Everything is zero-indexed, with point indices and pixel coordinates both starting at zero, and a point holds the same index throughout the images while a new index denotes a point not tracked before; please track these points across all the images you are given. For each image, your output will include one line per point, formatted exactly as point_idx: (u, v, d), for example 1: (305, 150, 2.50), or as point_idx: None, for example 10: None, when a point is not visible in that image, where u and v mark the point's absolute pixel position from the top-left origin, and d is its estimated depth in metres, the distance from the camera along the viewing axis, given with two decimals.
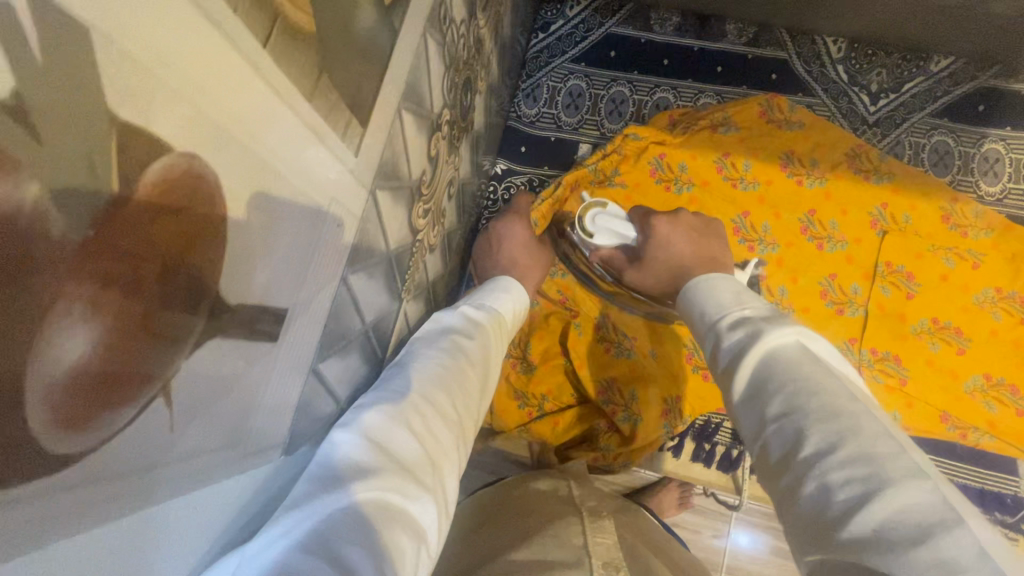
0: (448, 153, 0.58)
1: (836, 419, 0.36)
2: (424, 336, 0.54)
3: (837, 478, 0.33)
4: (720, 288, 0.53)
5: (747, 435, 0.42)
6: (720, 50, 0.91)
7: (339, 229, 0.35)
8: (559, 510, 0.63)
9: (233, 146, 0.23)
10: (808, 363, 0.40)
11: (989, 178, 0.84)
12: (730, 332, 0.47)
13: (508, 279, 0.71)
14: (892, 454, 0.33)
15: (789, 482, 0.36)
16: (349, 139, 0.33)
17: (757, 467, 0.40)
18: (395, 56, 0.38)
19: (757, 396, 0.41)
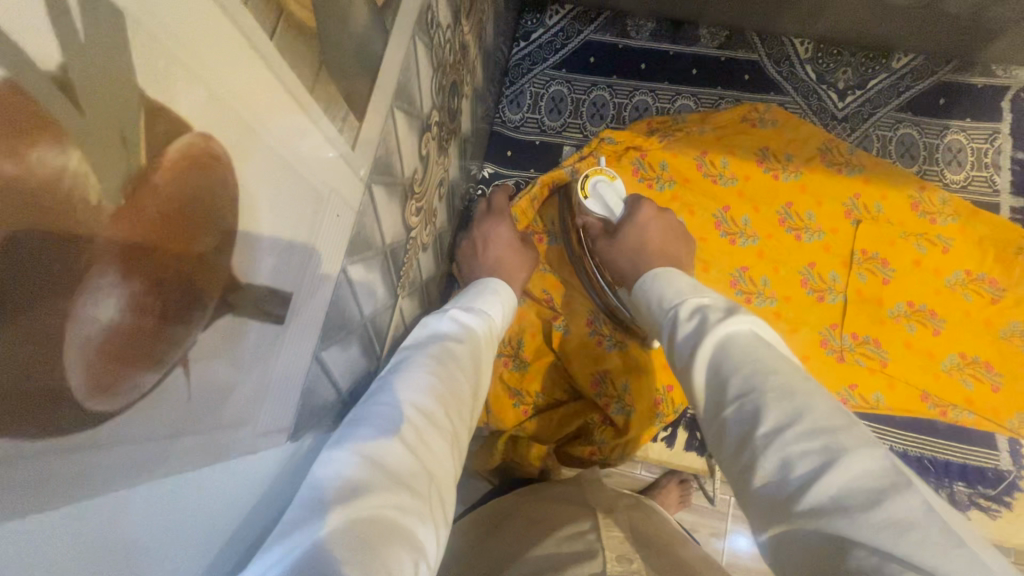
0: (438, 154, 0.60)
1: (790, 398, 0.38)
2: (413, 345, 0.53)
3: (796, 450, 0.35)
4: (677, 283, 0.57)
5: (707, 414, 0.44)
6: (694, 53, 0.94)
7: (338, 219, 0.37)
8: (574, 510, 0.66)
9: (243, 129, 0.25)
10: (758, 346, 0.44)
11: (954, 167, 0.88)
12: (686, 321, 0.50)
13: (496, 281, 0.71)
14: (842, 426, 0.36)
15: (746, 459, 0.38)
16: (347, 132, 0.35)
17: (714, 447, 0.42)
18: (388, 55, 0.40)
19: (716, 377, 0.44)
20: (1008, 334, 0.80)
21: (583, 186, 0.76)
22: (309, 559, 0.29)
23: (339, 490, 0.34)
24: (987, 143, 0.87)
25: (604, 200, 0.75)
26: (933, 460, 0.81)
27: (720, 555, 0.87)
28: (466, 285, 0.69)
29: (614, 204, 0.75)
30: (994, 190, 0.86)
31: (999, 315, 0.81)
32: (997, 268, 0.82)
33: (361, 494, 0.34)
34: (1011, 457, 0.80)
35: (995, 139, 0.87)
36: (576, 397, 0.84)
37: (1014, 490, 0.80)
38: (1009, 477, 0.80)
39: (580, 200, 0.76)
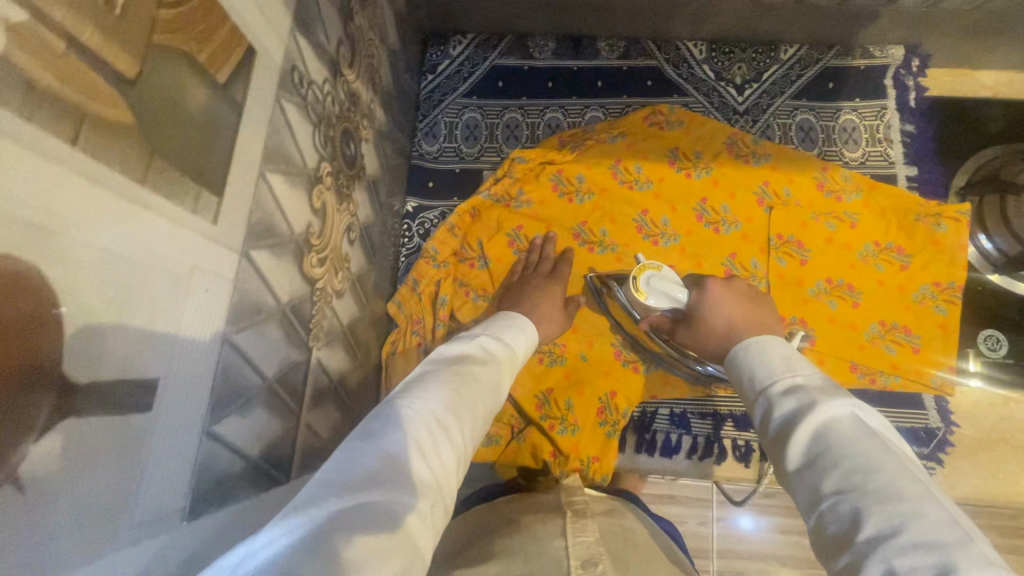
0: (338, 203, 0.61)
1: (897, 503, 0.36)
2: (441, 356, 0.54)
3: (903, 563, 0.33)
4: (770, 355, 0.53)
5: (802, 506, 0.42)
6: (597, 66, 0.97)
7: (208, 293, 0.37)
8: (537, 518, 0.62)
9: (53, 238, 0.25)
10: (864, 438, 0.41)
11: (850, 145, 0.92)
12: (782, 400, 0.47)
13: (524, 316, 0.71)
14: (958, 542, 0.33)
15: (845, 561, 0.36)
16: (203, 209, 0.36)
17: (816, 543, 0.40)
18: (245, 125, 0.40)
19: (816, 462, 0.41)
20: (919, 297, 0.85)
21: (638, 288, 0.73)
22: (308, 536, 0.31)
23: (354, 482, 0.36)
24: (878, 120, 0.92)
25: (666, 291, 0.72)
26: None
27: (709, 541, 0.84)
28: (496, 314, 0.69)
29: (677, 291, 0.72)
30: (890, 162, 0.91)
31: (910, 280, 0.85)
32: (901, 236, 0.86)
33: (372, 488, 0.36)
34: (938, 415, 0.84)
35: (884, 114, 0.92)
36: (526, 423, 0.84)
37: (946, 447, 0.83)
38: (939, 434, 0.83)
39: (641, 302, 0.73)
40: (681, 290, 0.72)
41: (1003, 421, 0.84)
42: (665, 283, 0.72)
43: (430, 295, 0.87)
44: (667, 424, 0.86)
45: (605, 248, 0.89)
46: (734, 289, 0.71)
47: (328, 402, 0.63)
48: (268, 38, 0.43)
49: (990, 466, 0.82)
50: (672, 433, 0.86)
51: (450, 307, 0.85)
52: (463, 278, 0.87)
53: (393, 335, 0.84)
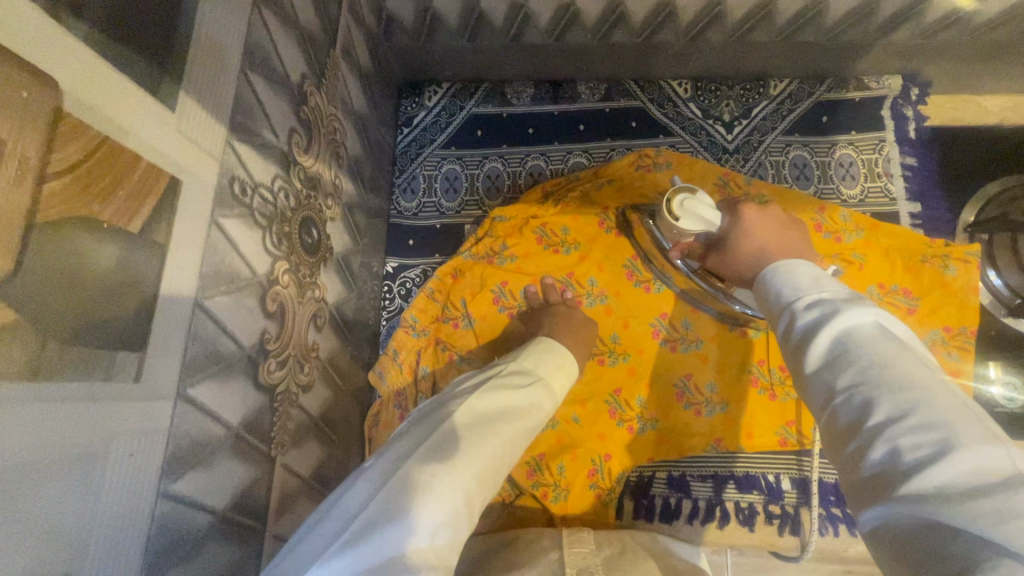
0: (300, 295, 0.58)
1: (908, 392, 0.36)
2: (478, 405, 0.51)
3: (906, 441, 0.34)
4: (797, 274, 0.50)
5: (814, 404, 0.42)
6: (578, 109, 0.93)
7: (132, 456, 0.35)
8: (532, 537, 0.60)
9: None
10: (883, 342, 0.40)
11: (848, 181, 0.87)
12: (806, 310, 0.45)
13: (546, 338, 0.66)
14: (965, 421, 0.34)
15: (854, 448, 0.36)
16: (120, 372, 0.33)
17: (823, 435, 0.40)
18: (172, 263, 0.37)
19: (833, 363, 0.41)
20: (929, 342, 0.79)
21: (672, 209, 0.71)
22: None
23: None
24: (876, 153, 0.87)
25: (700, 214, 0.71)
26: None
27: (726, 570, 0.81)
28: (534, 342, 0.65)
29: (710, 214, 0.71)
30: (892, 199, 0.86)
31: (919, 325, 0.79)
32: (908, 277, 0.80)
33: None
34: None
35: (883, 147, 0.87)
36: (515, 493, 0.80)
37: None
38: None
39: (673, 224, 0.71)
40: (714, 213, 0.71)
41: None
42: (701, 206, 0.70)
43: (411, 364, 0.83)
44: (665, 488, 0.82)
45: (593, 299, 0.85)
46: (768, 215, 0.70)
47: (300, 502, 0.60)
48: (199, 159, 0.40)
49: None
50: (671, 497, 0.81)
51: (432, 375, 0.83)
52: (445, 341, 0.84)
53: (375, 407, 0.81)
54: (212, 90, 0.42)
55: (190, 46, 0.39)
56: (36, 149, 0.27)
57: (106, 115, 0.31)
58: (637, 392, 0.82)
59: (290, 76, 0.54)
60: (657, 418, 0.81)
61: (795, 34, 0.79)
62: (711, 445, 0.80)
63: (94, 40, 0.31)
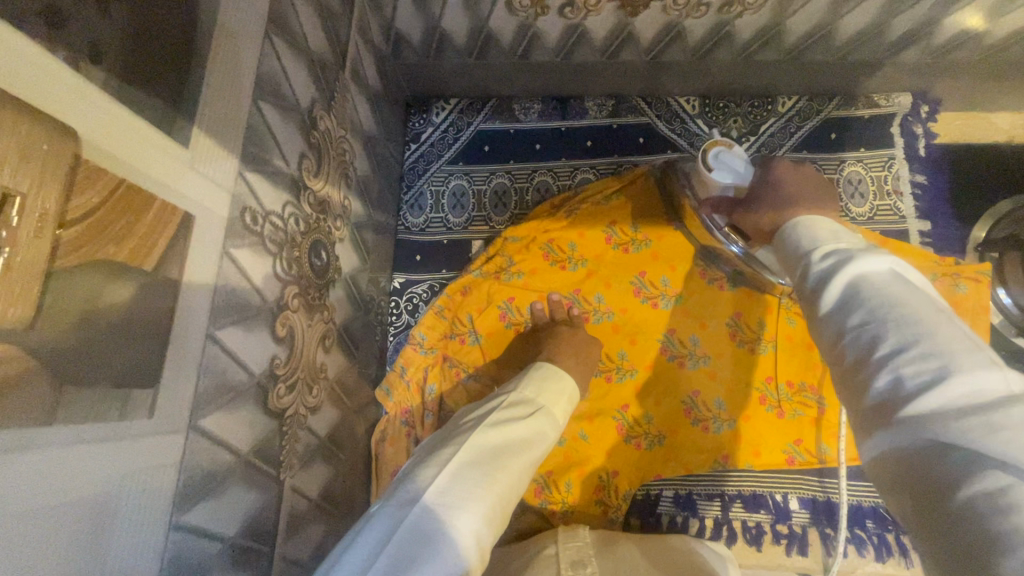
0: (309, 318, 0.58)
1: (915, 324, 0.35)
2: (484, 442, 0.51)
3: (909, 369, 0.33)
4: (816, 228, 0.48)
5: (823, 345, 0.41)
6: (585, 125, 0.93)
7: (145, 492, 0.35)
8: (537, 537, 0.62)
9: None
10: (896, 283, 0.39)
11: (857, 199, 0.87)
12: (821, 258, 0.44)
13: (547, 364, 0.66)
14: (967, 350, 0.33)
15: (858, 380, 0.36)
16: (133, 412, 0.33)
17: (830, 367, 0.41)
18: (185, 298, 0.38)
19: (841, 303, 0.40)
20: None
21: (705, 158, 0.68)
22: None
23: None
24: (886, 171, 0.87)
25: (733, 166, 0.66)
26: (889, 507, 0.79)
27: None
28: (533, 368, 0.65)
29: (745, 168, 0.67)
30: (901, 217, 0.85)
31: None
32: None
33: None
34: None
35: (892, 165, 0.87)
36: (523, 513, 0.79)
37: None
38: None
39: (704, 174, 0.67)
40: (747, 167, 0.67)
41: None
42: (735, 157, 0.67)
43: (419, 381, 0.83)
44: (672, 505, 0.81)
45: (600, 315, 0.86)
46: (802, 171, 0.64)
47: (309, 522, 0.60)
48: (210, 193, 0.40)
49: None
50: (678, 514, 0.81)
51: (439, 393, 0.83)
52: (453, 358, 0.84)
53: (382, 424, 0.82)
54: (224, 124, 0.42)
55: (203, 82, 0.40)
56: (56, 202, 0.27)
57: (120, 159, 0.32)
58: (645, 408, 0.82)
59: (300, 102, 0.55)
60: (665, 435, 0.81)
61: (805, 53, 0.80)
62: (720, 461, 0.79)
63: (112, 85, 0.32)
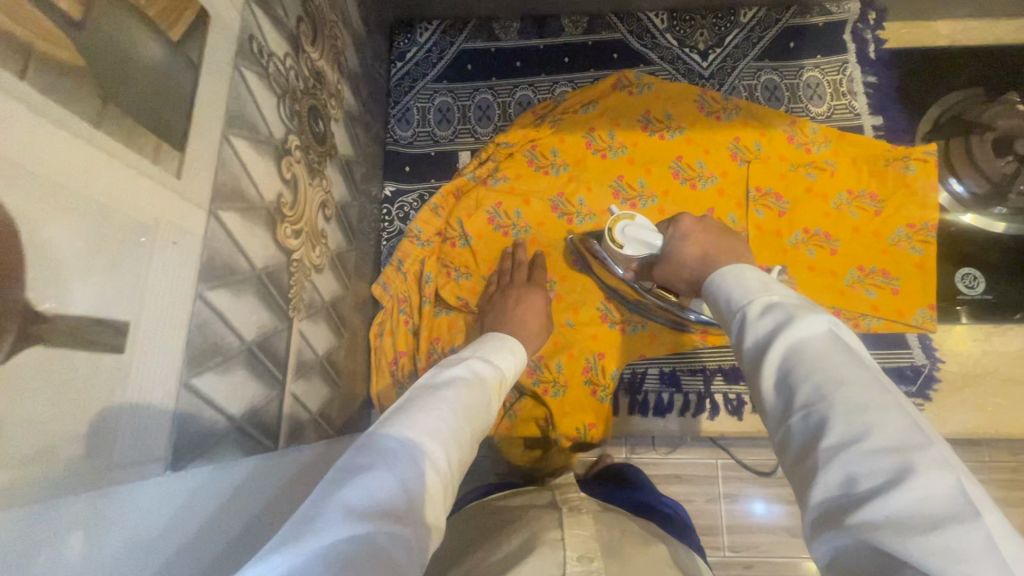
0: (310, 177, 0.62)
1: (862, 413, 0.35)
2: (425, 383, 0.54)
3: (859, 464, 0.33)
4: (748, 279, 0.51)
5: (773, 420, 0.41)
6: (562, 43, 0.98)
7: (175, 246, 0.38)
8: (535, 512, 0.59)
9: (20, 174, 0.26)
10: (839, 354, 0.39)
11: (816, 100, 0.94)
12: (760, 320, 0.45)
13: (507, 336, 0.70)
14: (919, 446, 0.33)
15: (807, 470, 0.36)
16: (163, 162, 0.36)
17: (779, 455, 0.40)
18: (203, 85, 0.41)
19: (786, 382, 0.40)
20: (895, 240, 0.85)
21: (614, 237, 0.73)
22: None
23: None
24: (840, 74, 0.94)
25: (641, 239, 0.73)
26: None
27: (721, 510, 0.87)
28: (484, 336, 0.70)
29: (651, 239, 0.72)
30: (856, 114, 0.92)
31: (885, 224, 0.86)
32: (873, 183, 0.87)
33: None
34: (924, 352, 0.83)
35: (845, 68, 0.94)
36: (522, 397, 0.86)
37: (934, 383, 0.82)
38: (926, 371, 0.83)
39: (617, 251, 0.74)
40: (655, 237, 0.73)
41: (994, 355, 0.83)
42: (641, 232, 0.73)
43: (415, 273, 0.88)
44: (657, 383, 0.86)
45: (583, 217, 0.90)
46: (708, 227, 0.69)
47: (314, 377, 0.64)
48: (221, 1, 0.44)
49: (981, 400, 0.81)
50: (662, 392, 0.85)
51: (434, 285, 0.87)
52: (445, 257, 0.89)
53: (379, 316, 0.86)
54: None
55: None
56: None
57: None
58: None
59: None
60: (648, 322, 0.86)
61: None
62: (699, 341, 0.84)
63: None
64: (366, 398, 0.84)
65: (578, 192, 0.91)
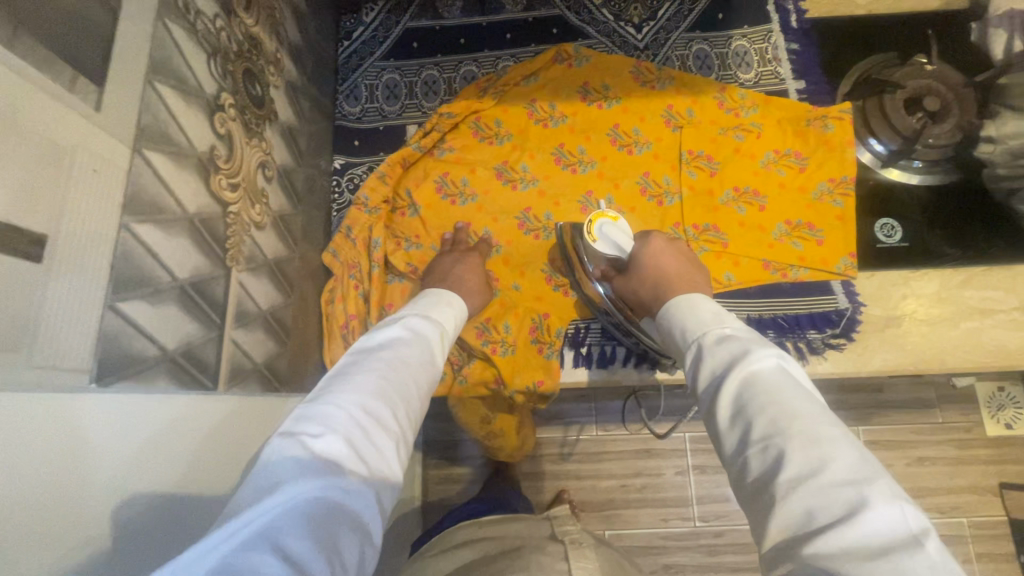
0: (246, 136, 0.64)
1: (817, 446, 0.41)
2: (364, 348, 0.57)
3: (816, 499, 0.38)
4: (703, 311, 0.61)
5: (732, 449, 0.46)
6: (504, 19, 1.03)
7: (95, 173, 0.41)
8: (539, 541, 0.63)
9: None
10: (788, 388, 0.46)
11: (744, 68, 0.99)
12: (717, 350, 0.53)
13: (449, 294, 0.75)
14: (866, 478, 0.38)
15: (767, 502, 0.41)
16: (81, 92, 0.39)
17: (740, 485, 0.45)
18: (122, 30, 0.44)
19: (741, 417, 0.46)
20: (818, 195, 0.91)
21: (591, 230, 0.81)
22: None
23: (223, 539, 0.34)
24: (765, 42, 0.99)
25: (614, 240, 0.81)
26: (786, 317, 0.88)
27: None
28: (423, 291, 0.73)
29: (625, 244, 0.81)
30: (781, 79, 0.98)
31: (809, 180, 0.92)
32: (797, 142, 0.93)
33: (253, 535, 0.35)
34: (846, 297, 0.88)
35: (770, 36, 0.99)
36: (472, 358, 0.88)
37: (857, 325, 0.87)
38: (848, 314, 0.87)
39: (591, 243, 0.81)
40: (629, 244, 0.81)
41: (915, 298, 0.88)
42: (616, 233, 0.81)
43: (364, 241, 0.91)
44: (599, 338, 0.89)
45: (527, 183, 0.94)
46: (676, 248, 0.77)
47: (258, 330, 0.66)
48: None
49: (902, 339, 0.86)
50: (604, 345, 0.88)
51: (383, 251, 0.90)
52: (394, 227, 0.92)
53: (330, 283, 0.88)
54: None
55: None
56: None
57: None
58: None
59: None
60: None
61: None
62: None
63: None
64: (321, 364, 0.86)
65: (521, 160, 0.95)
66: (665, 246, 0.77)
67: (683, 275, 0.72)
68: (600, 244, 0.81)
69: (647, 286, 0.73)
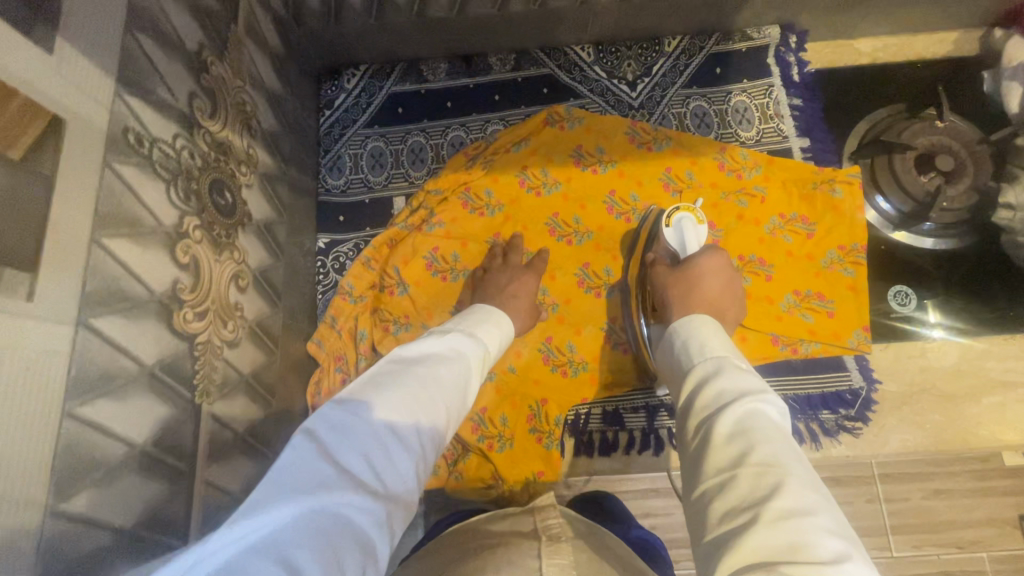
0: (215, 252, 0.60)
1: (812, 496, 0.39)
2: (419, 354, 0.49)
3: (804, 535, 0.36)
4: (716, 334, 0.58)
5: (716, 467, 0.43)
6: (492, 80, 0.98)
7: (28, 369, 0.36)
8: (511, 539, 0.54)
9: None
10: (787, 433, 0.44)
11: (744, 125, 0.94)
12: (730, 371, 0.50)
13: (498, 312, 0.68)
14: (847, 537, 0.37)
15: (745, 523, 0.38)
16: (7, 290, 0.35)
17: (706, 506, 0.42)
18: (60, 195, 0.40)
19: (743, 440, 0.43)
20: (827, 263, 0.86)
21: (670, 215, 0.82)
22: None
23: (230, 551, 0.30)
24: (766, 97, 0.94)
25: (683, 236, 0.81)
26: (798, 397, 0.84)
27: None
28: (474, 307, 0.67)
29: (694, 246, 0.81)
30: (784, 137, 0.93)
31: (817, 248, 0.87)
32: (803, 207, 0.88)
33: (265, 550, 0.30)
34: (860, 373, 0.84)
35: (771, 92, 0.95)
36: (468, 450, 0.84)
37: (871, 405, 0.83)
38: (862, 393, 0.83)
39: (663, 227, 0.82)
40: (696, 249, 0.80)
41: (932, 371, 0.84)
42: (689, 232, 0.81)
43: (350, 330, 0.87)
44: (600, 422, 0.85)
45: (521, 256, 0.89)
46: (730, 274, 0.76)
47: (235, 454, 0.62)
48: (83, 101, 0.43)
49: (918, 417, 0.82)
50: (607, 430, 0.85)
51: (370, 340, 0.87)
52: (382, 309, 0.87)
53: (316, 375, 0.84)
54: (95, 38, 0.45)
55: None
56: None
57: None
58: (567, 339, 0.87)
59: (185, 44, 0.57)
60: (588, 360, 0.86)
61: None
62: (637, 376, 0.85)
63: None
64: None
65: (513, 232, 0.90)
66: (722, 266, 0.75)
67: (721, 297, 0.72)
68: (671, 231, 0.81)
69: (680, 282, 0.72)
